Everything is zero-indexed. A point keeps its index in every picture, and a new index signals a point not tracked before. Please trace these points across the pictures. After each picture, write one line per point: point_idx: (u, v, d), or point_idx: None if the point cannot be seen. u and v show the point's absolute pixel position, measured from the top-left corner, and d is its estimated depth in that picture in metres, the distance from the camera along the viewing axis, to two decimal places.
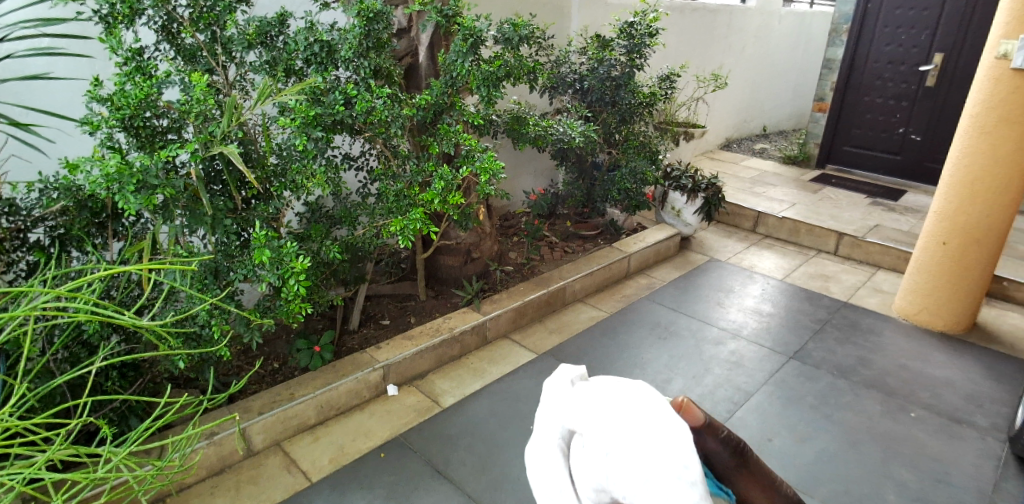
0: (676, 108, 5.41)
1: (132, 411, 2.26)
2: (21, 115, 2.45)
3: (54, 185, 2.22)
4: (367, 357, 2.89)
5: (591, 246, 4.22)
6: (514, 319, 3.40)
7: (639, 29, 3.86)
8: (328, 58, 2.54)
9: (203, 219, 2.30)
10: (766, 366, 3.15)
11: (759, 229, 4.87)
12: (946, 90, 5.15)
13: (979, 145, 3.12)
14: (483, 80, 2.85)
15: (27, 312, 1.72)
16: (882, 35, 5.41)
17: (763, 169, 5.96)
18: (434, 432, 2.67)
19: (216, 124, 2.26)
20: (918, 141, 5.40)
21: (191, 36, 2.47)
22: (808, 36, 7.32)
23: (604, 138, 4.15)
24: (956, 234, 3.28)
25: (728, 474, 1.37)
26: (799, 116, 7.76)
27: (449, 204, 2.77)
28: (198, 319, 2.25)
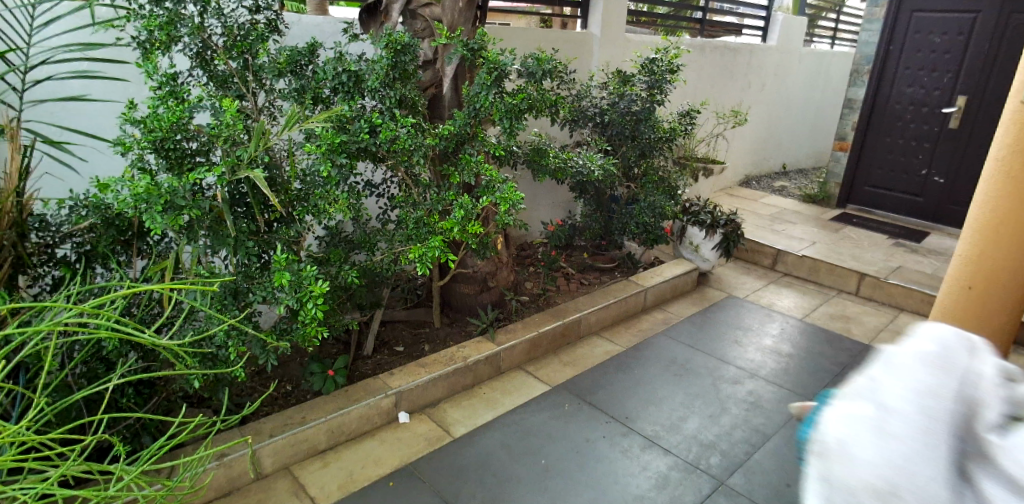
0: (696, 144, 5.42)
1: (145, 428, 2.26)
2: (56, 134, 2.53)
3: (84, 203, 2.27)
4: (380, 383, 2.88)
5: (608, 279, 4.20)
6: (528, 350, 3.38)
7: (660, 65, 3.94)
8: (355, 88, 2.59)
9: (225, 240, 2.34)
10: (784, 407, 3.09)
11: (778, 266, 4.82)
12: (968, 133, 5.11)
13: (1003, 188, 3.08)
14: (506, 112, 2.89)
15: (51, 327, 1.75)
16: (904, 76, 5.42)
17: (783, 207, 5.93)
18: (443, 463, 2.64)
19: (243, 148, 2.31)
20: (941, 183, 5.34)
21: (224, 63, 2.54)
22: (829, 75, 7.34)
23: (623, 171, 4.16)
24: (980, 279, 3.22)
25: None
26: (819, 154, 7.74)
27: (469, 232, 2.78)
28: (215, 340, 2.27)
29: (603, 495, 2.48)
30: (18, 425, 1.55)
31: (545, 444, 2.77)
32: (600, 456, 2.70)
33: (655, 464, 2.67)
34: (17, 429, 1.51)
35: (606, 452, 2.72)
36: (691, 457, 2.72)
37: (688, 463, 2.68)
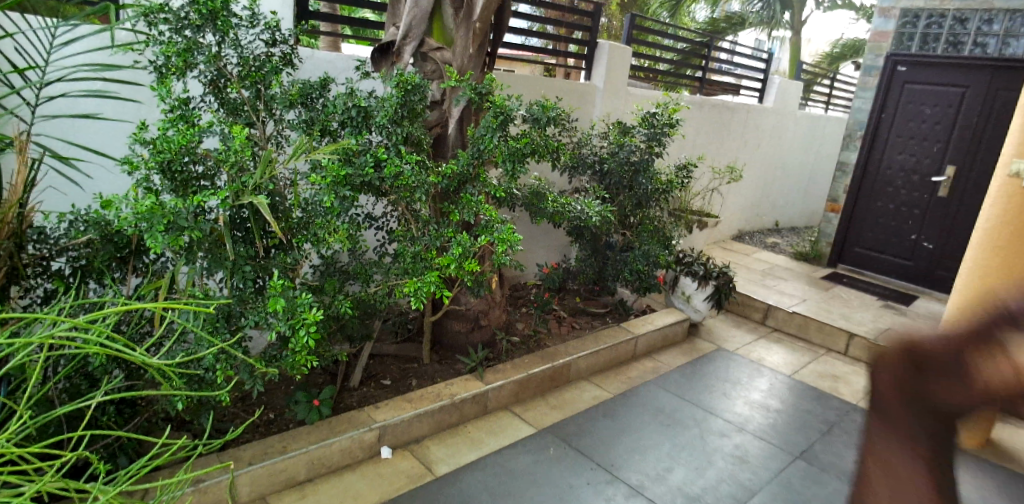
0: (692, 197, 5.52)
1: (123, 449, 2.23)
2: (63, 149, 2.56)
3: (84, 218, 2.29)
4: (365, 416, 2.85)
5: (599, 324, 4.22)
6: (516, 391, 3.36)
7: (660, 120, 4.06)
8: (363, 123, 2.66)
9: (223, 263, 2.35)
10: (771, 464, 3.07)
11: (768, 321, 4.85)
12: (957, 203, 5.23)
13: (990, 257, 3.15)
14: (510, 155, 2.96)
15: (43, 339, 1.74)
16: (895, 144, 5.58)
17: (775, 263, 6.00)
18: (424, 502, 2.59)
19: (248, 175, 2.35)
20: (930, 249, 5.44)
21: (236, 91, 2.61)
22: (823, 139, 7.54)
23: (619, 220, 4.23)
24: None
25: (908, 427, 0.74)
26: (811, 214, 7.88)
27: (465, 270, 2.81)
28: (204, 363, 2.26)
29: None
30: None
31: (528, 488, 2.72)
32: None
33: None
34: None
35: (590, 499, 2.69)
36: None
37: None
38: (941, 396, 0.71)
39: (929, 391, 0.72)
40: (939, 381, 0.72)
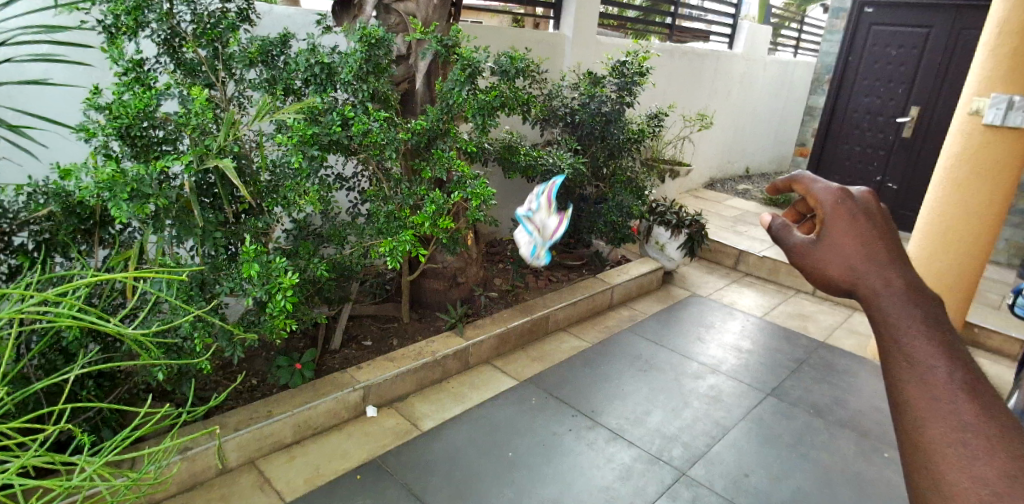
0: (663, 146, 5.54)
1: (105, 421, 2.22)
2: (14, 118, 2.45)
3: (43, 190, 2.21)
4: (347, 377, 2.88)
5: (576, 276, 4.27)
6: (496, 345, 3.41)
7: (630, 68, 4.01)
8: (328, 80, 2.59)
9: (193, 231, 2.31)
10: (744, 402, 3.19)
11: (740, 266, 4.96)
12: (921, 143, 5.34)
13: (951, 196, 3.24)
14: (479, 109, 2.92)
15: (12, 314, 1.70)
16: (861, 86, 5.63)
17: (746, 208, 6.09)
18: (410, 456, 2.65)
19: (212, 138, 2.29)
20: (894, 189, 5.56)
21: (193, 51, 2.50)
22: (791, 84, 7.56)
23: (592, 172, 4.23)
24: (929, 281, 3.39)
25: (892, 336, 0.78)
26: (780, 159, 7.96)
27: (440, 227, 2.80)
28: (181, 332, 2.24)
29: (569, 487, 2.53)
30: None
31: (511, 438, 2.80)
32: (566, 449, 2.74)
33: (620, 456, 2.73)
34: None
35: (572, 445, 2.77)
36: (654, 449, 2.79)
37: (651, 455, 2.75)
38: (914, 376, 0.75)
39: (897, 373, 0.76)
40: (894, 358, 0.77)
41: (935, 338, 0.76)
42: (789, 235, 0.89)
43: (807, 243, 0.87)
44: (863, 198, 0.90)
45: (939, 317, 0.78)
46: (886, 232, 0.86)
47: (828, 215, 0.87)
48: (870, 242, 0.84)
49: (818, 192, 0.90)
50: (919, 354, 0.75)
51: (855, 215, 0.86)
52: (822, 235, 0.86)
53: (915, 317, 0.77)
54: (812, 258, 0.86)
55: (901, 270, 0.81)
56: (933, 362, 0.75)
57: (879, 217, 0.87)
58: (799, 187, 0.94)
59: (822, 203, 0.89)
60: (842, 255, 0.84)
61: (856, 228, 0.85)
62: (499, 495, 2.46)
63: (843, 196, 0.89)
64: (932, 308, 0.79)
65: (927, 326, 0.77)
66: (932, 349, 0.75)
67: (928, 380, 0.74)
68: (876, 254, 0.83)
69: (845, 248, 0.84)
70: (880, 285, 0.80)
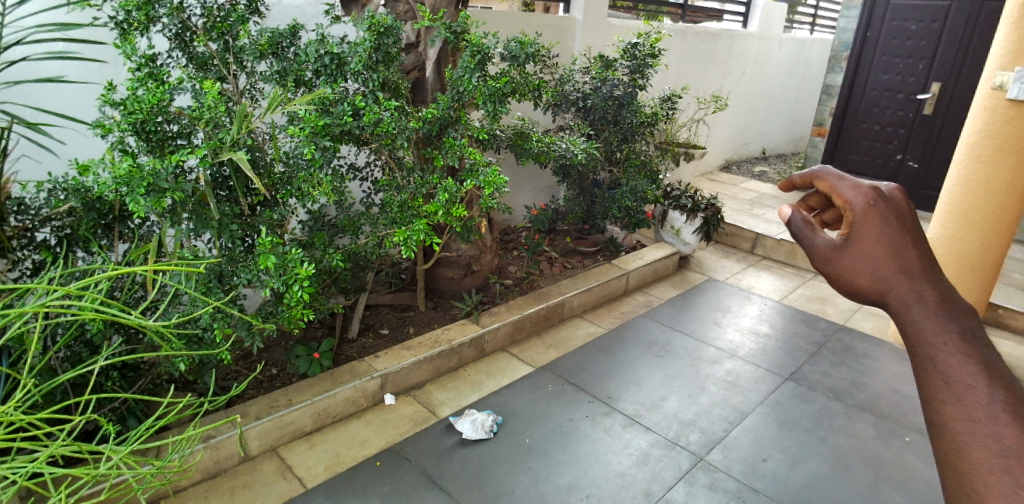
0: (677, 129, 5.48)
1: (131, 411, 2.27)
2: (32, 116, 2.49)
3: (63, 186, 2.25)
4: (365, 366, 2.90)
5: (591, 262, 4.26)
6: (511, 333, 3.42)
7: (642, 50, 3.95)
8: (337, 71, 2.59)
9: (209, 223, 2.33)
10: (762, 386, 3.17)
11: (757, 250, 4.91)
12: (942, 120, 5.20)
13: (974, 173, 3.17)
14: (490, 96, 2.89)
15: (36, 307, 1.72)
16: (880, 63, 5.51)
17: (763, 191, 6.02)
18: (428, 443, 2.67)
19: (225, 131, 2.30)
20: (915, 168, 5.44)
21: (203, 45, 2.52)
22: (807, 63, 7.43)
23: (606, 156, 4.20)
24: (951, 260, 3.33)
25: (928, 354, 0.74)
26: (797, 139, 7.84)
27: (453, 216, 2.80)
28: (201, 322, 2.27)
29: (585, 472, 2.54)
30: (6, 405, 1.53)
31: (528, 424, 2.81)
32: (582, 436, 2.75)
33: (636, 442, 2.73)
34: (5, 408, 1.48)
35: (588, 431, 2.78)
36: (671, 435, 2.78)
37: (668, 441, 2.75)
38: (952, 397, 0.72)
39: (934, 393, 0.74)
40: (930, 376, 0.74)
41: (973, 356, 0.73)
42: (812, 237, 0.83)
43: (832, 248, 0.82)
44: (892, 196, 0.84)
45: (975, 331, 0.75)
46: (918, 237, 0.81)
47: (857, 219, 0.82)
48: (903, 250, 0.79)
49: (847, 192, 0.84)
50: (958, 375, 0.72)
51: (886, 218, 0.81)
52: (850, 240, 0.80)
53: (952, 333, 0.74)
54: (840, 266, 0.81)
55: (935, 281, 0.77)
56: (972, 382, 0.72)
57: (911, 219, 0.82)
58: (820, 184, 0.87)
59: (852, 204, 0.83)
60: (872, 265, 0.79)
61: (888, 233, 0.80)
62: (515, 481, 2.48)
63: (874, 197, 0.83)
64: (967, 320, 0.75)
65: (964, 343, 0.74)
66: (971, 368, 0.72)
67: (967, 401, 0.71)
68: (909, 265, 0.78)
69: (875, 257, 0.79)
70: (915, 298, 0.76)
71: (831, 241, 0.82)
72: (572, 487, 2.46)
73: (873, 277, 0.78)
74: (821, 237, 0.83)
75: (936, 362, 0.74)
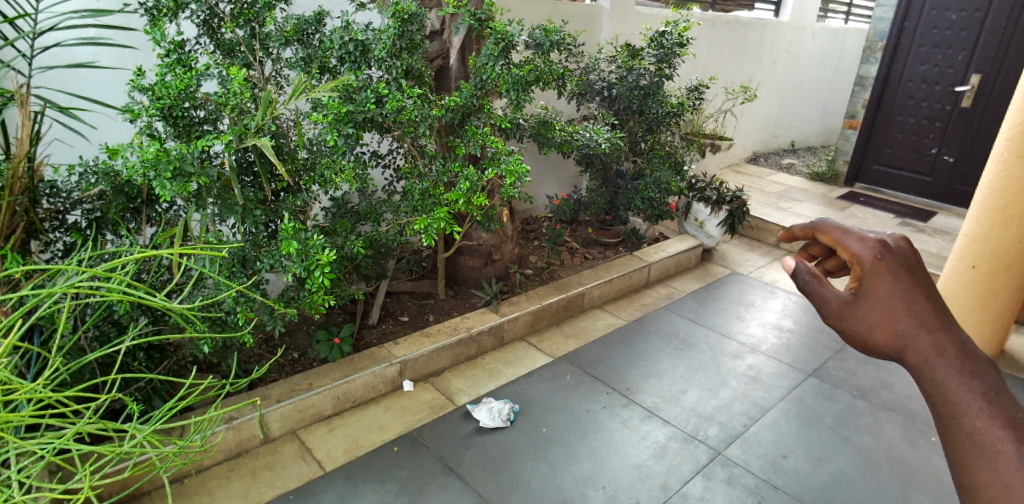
0: (704, 120, 5.40)
1: (156, 391, 2.33)
2: (66, 101, 2.54)
3: (94, 169, 2.30)
4: (385, 352, 2.93)
5: (612, 253, 4.23)
6: (531, 322, 3.42)
7: (670, 39, 3.87)
8: (361, 57, 2.59)
9: (234, 209, 2.36)
10: (784, 382, 3.13)
11: (783, 244, 4.83)
12: (980, 113, 5.06)
13: (1012, 168, 3.07)
14: (513, 83, 2.86)
15: (63, 288, 1.74)
16: (917, 54, 5.34)
17: (790, 184, 5.91)
18: (446, 430, 2.70)
19: (250, 117, 2.32)
20: (950, 162, 5.32)
21: (230, 31, 2.54)
22: (841, 54, 7.25)
23: (630, 146, 4.17)
24: (986, 258, 3.23)
25: (953, 413, 0.82)
26: (828, 132, 7.67)
27: (474, 204, 2.79)
28: (224, 305, 2.31)
29: (602, 464, 2.53)
30: (34, 381, 1.55)
31: (546, 414, 2.82)
32: (600, 427, 2.75)
33: (654, 434, 2.72)
34: (34, 386, 1.51)
35: (606, 422, 2.78)
36: (690, 428, 2.77)
37: (686, 434, 2.73)
38: (983, 460, 0.80)
39: (963, 449, 0.82)
40: (959, 436, 0.82)
41: (999, 416, 0.80)
42: (824, 291, 0.91)
43: (846, 303, 0.90)
44: (897, 246, 0.93)
45: (998, 389, 0.83)
46: (928, 289, 0.90)
47: (868, 273, 0.91)
48: (917, 306, 0.88)
49: (853, 246, 0.93)
50: (984, 435, 0.80)
51: (896, 272, 0.90)
52: (861, 295, 0.90)
53: (976, 394, 0.82)
54: (855, 321, 0.89)
55: (953, 337, 0.86)
56: (1000, 444, 0.79)
57: (918, 272, 0.91)
58: (825, 238, 0.97)
59: (861, 258, 0.92)
60: (888, 321, 0.88)
61: (898, 288, 0.89)
62: (532, 471, 2.49)
63: (880, 250, 0.92)
64: (990, 378, 0.83)
65: (986, 400, 0.81)
66: (998, 431, 0.80)
67: (996, 463, 0.79)
68: (926, 321, 0.87)
69: (890, 312, 0.88)
70: (937, 357, 0.84)
71: (844, 295, 0.91)
72: (588, 478, 2.46)
73: (890, 335, 0.87)
74: (832, 290, 0.91)
75: (962, 421, 0.82)
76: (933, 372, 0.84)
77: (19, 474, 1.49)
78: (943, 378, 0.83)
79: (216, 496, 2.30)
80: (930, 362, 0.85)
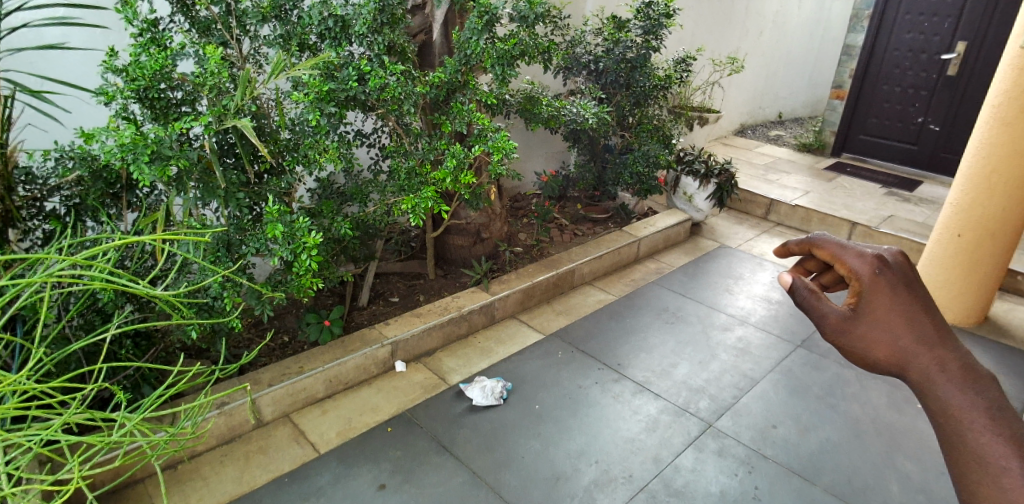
0: (691, 92, 5.36)
1: (144, 379, 2.30)
2: (37, 84, 2.47)
3: (69, 154, 2.24)
4: (376, 333, 2.92)
5: (601, 229, 4.22)
6: (521, 300, 3.41)
7: (656, 9, 3.81)
8: (342, 33, 2.53)
9: (216, 192, 2.32)
10: (773, 354, 3.15)
11: (771, 216, 4.85)
12: (966, 80, 5.08)
13: (999, 136, 3.08)
14: (498, 58, 2.81)
15: (43, 277, 1.69)
16: (903, 22, 5.31)
17: (777, 156, 5.91)
18: (439, 410, 2.70)
19: (229, 98, 2.26)
20: (936, 131, 5.34)
21: (205, 9, 2.47)
22: (827, 23, 7.20)
23: (617, 121, 4.13)
24: (971, 226, 3.24)
25: (956, 428, 0.78)
26: (815, 103, 7.64)
27: (461, 183, 2.76)
28: (210, 291, 2.28)
29: (595, 439, 2.55)
30: (17, 373, 1.52)
31: (538, 390, 2.82)
32: (592, 402, 2.76)
33: (646, 408, 2.74)
34: (17, 377, 1.48)
35: (598, 398, 2.79)
36: (681, 401, 2.79)
37: (678, 407, 2.75)
38: (988, 480, 0.75)
39: (967, 470, 0.77)
40: (963, 455, 0.77)
41: (1003, 433, 0.76)
42: (823, 308, 0.87)
43: (845, 319, 0.87)
44: (896, 262, 0.90)
45: (1004, 405, 0.78)
46: (927, 303, 0.86)
47: (867, 289, 0.87)
48: (918, 322, 0.84)
49: (851, 261, 0.89)
50: (990, 456, 0.75)
51: (894, 287, 0.86)
52: (861, 312, 0.86)
53: (980, 410, 0.77)
54: (855, 337, 0.86)
55: (956, 353, 0.81)
56: (1005, 463, 0.74)
57: (918, 286, 0.87)
58: (820, 252, 0.92)
59: (859, 274, 0.88)
60: (889, 337, 0.84)
61: (898, 304, 0.85)
62: (525, 447, 2.50)
63: (879, 265, 0.88)
64: (993, 394, 0.78)
65: (991, 418, 0.76)
66: (1004, 448, 0.75)
67: (1003, 483, 0.74)
68: (927, 336, 0.83)
69: (890, 327, 0.84)
70: (938, 372, 0.80)
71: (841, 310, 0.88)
72: (581, 453, 2.47)
73: (892, 351, 0.83)
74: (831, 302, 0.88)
75: (965, 437, 0.77)
76: (936, 388, 0.80)
77: (7, 466, 1.47)
78: (947, 396, 0.79)
79: (210, 481, 2.29)
80: (932, 377, 0.80)
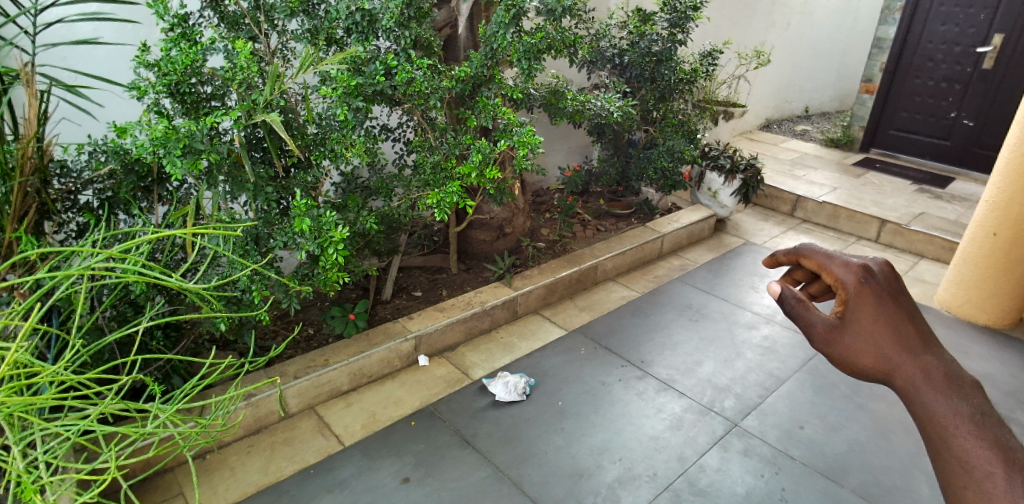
0: (716, 86, 5.29)
1: (175, 370, 2.34)
2: (70, 79, 2.50)
3: (103, 148, 2.27)
4: (400, 327, 2.93)
5: (624, 225, 4.19)
6: (544, 295, 3.40)
7: (683, 2, 3.76)
8: (369, 28, 2.52)
9: (245, 186, 2.34)
10: (799, 352, 3.11)
11: (797, 213, 4.77)
12: (1002, 75, 4.95)
13: None
14: (525, 52, 2.79)
15: (80, 270, 1.71)
16: (937, 14, 5.18)
17: (804, 151, 5.81)
18: (461, 404, 2.70)
19: (258, 92, 2.27)
20: (970, 126, 5.21)
21: (234, 4, 2.49)
22: (855, 15, 7.04)
23: (641, 115, 4.08)
24: (1008, 224, 3.16)
25: (940, 434, 0.79)
26: (843, 97, 7.49)
27: (486, 178, 2.75)
28: (239, 284, 2.30)
29: (617, 435, 2.54)
30: (53, 365, 1.54)
31: (561, 386, 2.81)
32: (614, 398, 2.75)
33: (670, 406, 2.72)
34: (54, 368, 1.50)
35: (621, 394, 2.77)
36: (706, 400, 2.76)
37: (702, 406, 2.72)
38: (973, 486, 0.75)
39: (954, 476, 0.77)
40: (949, 461, 0.78)
41: (987, 439, 0.77)
42: (809, 316, 0.91)
43: (833, 327, 0.90)
44: (881, 272, 0.93)
45: (988, 412, 0.79)
46: (912, 313, 0.89)
47: (852, 297, 0.91)
48: (901, 330, 0.86)
49: (838, 270, 0.94)
50: (975, 461, 0.76)
51: (879, 297, 0.90)
52: (848, 320, 0.90)
53: (965, 415, 0.78)
54: (843, 346, 0.89)
55: (939, 360, 0.83)
56: (989, 468, 0.75)
57: (903, 296, 0.90)
58: (808, 262, 0.98)
59: (844, 283, 0.92)
60: (874, 346, 0.86)
61: (882, 313, 0.88)
62: (548, 443, 2.50)
63: (863, 275, 0.92)
64: (978, 400, 0.79)
65: (976, 424, 0.77)
66: (987, 454, 0.76)
67: (988, 489, 0.74)
68: (910, 344, 0.85)
69: (875, 336, 0.87)
70: (923, 380, 0.81)
71: (828, 318, 0.91)
72: (604, 450, 2.46)
73: (876, 359, 0.86)
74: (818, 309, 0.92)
75: (950, 441, 0.78)
76: (920, 394, 0.81)
77: (45, 455, 1.49)
78: (931, 402, 0.80)
79: (237, 471, 2.32)
80: (916, 383, 0.82)
